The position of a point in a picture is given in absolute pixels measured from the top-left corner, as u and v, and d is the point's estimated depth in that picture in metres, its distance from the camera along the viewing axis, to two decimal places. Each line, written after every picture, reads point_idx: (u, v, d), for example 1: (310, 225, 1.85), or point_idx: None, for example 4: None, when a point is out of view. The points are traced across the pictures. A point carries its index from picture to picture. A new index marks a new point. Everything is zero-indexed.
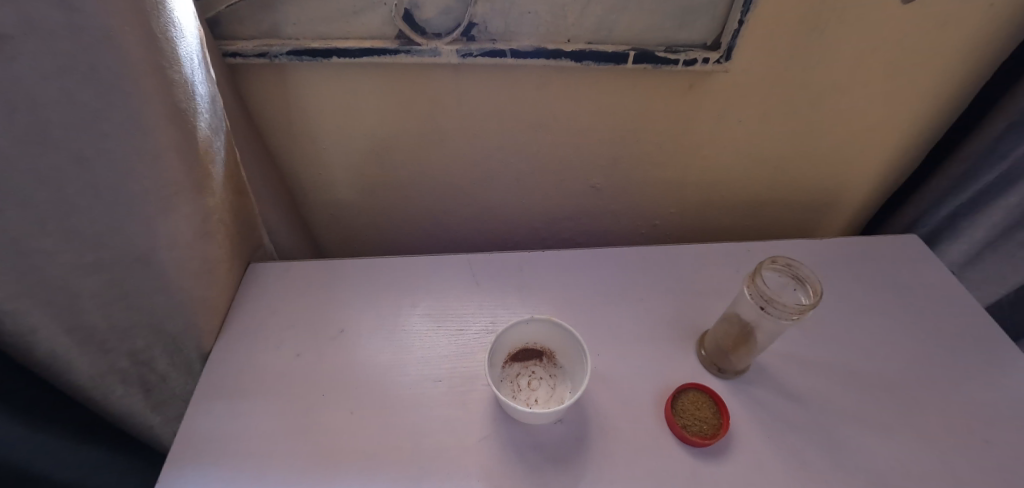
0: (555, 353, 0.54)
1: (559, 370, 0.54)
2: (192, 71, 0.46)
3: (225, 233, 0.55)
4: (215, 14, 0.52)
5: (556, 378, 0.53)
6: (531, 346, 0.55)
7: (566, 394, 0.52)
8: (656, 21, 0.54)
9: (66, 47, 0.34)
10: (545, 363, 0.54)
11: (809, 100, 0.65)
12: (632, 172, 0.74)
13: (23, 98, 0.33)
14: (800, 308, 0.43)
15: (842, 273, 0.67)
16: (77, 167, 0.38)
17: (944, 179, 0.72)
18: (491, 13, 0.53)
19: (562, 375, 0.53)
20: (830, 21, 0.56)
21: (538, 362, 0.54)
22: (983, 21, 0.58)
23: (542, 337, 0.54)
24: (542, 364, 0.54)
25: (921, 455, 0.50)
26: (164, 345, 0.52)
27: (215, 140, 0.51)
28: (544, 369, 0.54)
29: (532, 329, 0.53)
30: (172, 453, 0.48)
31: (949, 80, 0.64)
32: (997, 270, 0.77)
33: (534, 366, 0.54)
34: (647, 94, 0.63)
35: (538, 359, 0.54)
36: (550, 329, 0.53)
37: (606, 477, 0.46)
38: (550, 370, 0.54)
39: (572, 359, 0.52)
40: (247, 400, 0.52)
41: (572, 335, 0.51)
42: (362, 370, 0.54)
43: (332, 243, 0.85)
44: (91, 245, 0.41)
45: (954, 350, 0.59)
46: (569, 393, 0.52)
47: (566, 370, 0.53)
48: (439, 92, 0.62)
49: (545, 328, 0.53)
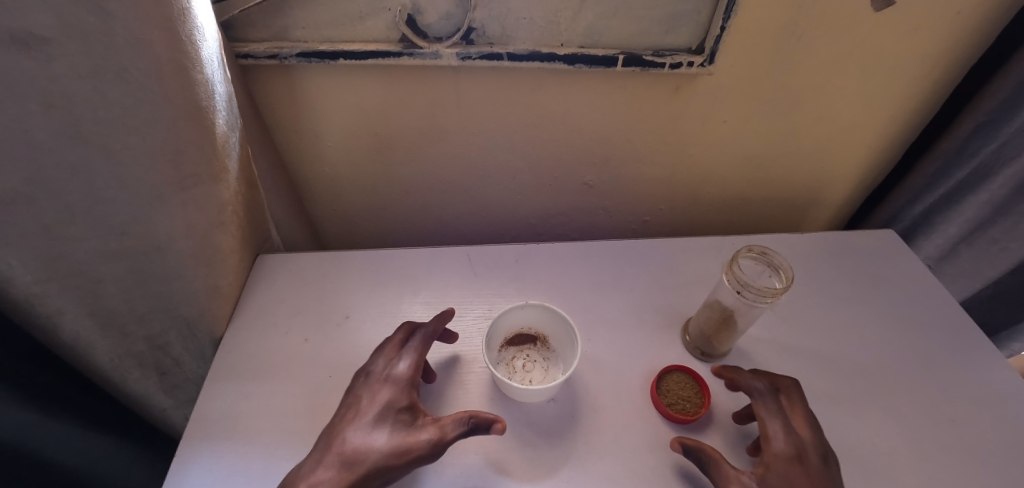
0: (548, 338, 0.58)
1: (552, 353, 0.57)
2: (211, 72, 0.49)
3: (237, 224, 0.58)
4: (228, 18, 0.55)
5: (549, 360, 0.57)
6: (525, 331, 0.58)
7: (558, 375, 0.55)
8: (644, 27, 0.58)
9: (99, 49, 0.37)
10: (539, 347, 0.58)
11: (789, 101, 0.69)
12: (623, 169, 0.77)
13: (60, 96, 0.36)
14: (773, 291, 0.46)
15: (822, 265, 0.71)
16: (106, 160, 0.41)
17: (919, 177, 0.75)
18: (488, 18, 0.56)
19: (555, 358, 0.57)
20: (807, 27, 0.60)
21: (533, 346, 0.58)
22: (950, 28, 0.62)
23: (536, 322, 0.57)
24: (536, 348, 0.58)
25: (889, 432, 0.53)
26: (178, 330, 0.55)
27: (230, 137, 0.54)
28: (538, 352, 0.57)
29: (526, 314, 0.56)
30: (188, 430, 0.51)
31: (921, 83, 0.68)
32: (971, 265, 0.81)
33: (528, 350, 0.57)
34: (637, 95, 0.67)
35: (532, 343, 0.58)
36: (543, 314, 0.56)
37: (595, 451, 0.50)
38: (543, 353, 0.57)
39: (564, 342, 0.56)
40: (257, 381, 0.55)
41: (562, 319, 0.54)
42: (366, 354, 0.57)
43: (335, 237, 0.88)
44: (115, 233, 0.44)
45: (925, 337, 0.63)
46: (561, 374, 0.55)
47: (559, 353, 0.57)
48: (439, 93, 0.65)
49: (539, 313, 0.56)
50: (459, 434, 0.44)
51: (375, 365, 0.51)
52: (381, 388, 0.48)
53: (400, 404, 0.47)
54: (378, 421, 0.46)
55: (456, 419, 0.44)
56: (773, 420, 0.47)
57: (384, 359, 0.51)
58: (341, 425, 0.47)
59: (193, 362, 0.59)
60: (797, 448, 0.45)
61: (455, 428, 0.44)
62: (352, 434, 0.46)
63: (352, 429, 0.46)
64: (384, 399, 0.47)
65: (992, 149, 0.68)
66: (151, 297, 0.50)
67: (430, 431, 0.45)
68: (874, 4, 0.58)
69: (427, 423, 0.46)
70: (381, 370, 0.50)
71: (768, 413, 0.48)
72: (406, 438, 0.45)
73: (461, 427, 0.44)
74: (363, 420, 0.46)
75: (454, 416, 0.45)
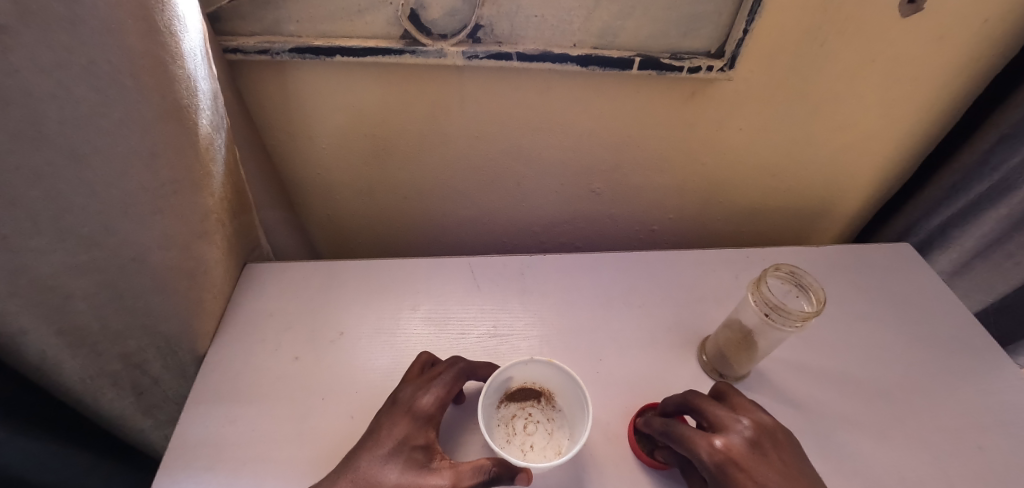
0: (553, 394, 0.50)
1: (558, 414, 0.49)
2: (194, 67, 0.45)
3: (223, 232, 0.54)
4: (215, 9, 0.50)
5: (554, 423, 0.49)
6: (529, 385, 0.50)
7: (564, 444, 0.47)
8: (661, 28, 0.55)
9: (64, 39, 0.33)
10: (544, 405, 0.50)
11: (808, 109, 0.66)
12: (632, 177, 0.74)
13: (17, 92, 0.32)
14: (804, 315, 0.43)
15: (839, 280, 0.68)
16: (73, 165, 0.36)
17: (937, 188, 0.73)
18: (497, 16, 0.53)
19: (561, 420, 0.49)
20: (830, 32, 0.57)
21: (536, 404, 0.50)
22: (977, 36, 0.59)
23: (542, 376, 0.50)
24: (540, 406, 0.50)
25: (916, 458, 0.51)
26: (157, 348, 0.51)
27: (215, 138, 0.50)
28: (542, 411, 0.49)
29: (532, 368, 0.49)
30: (166, 459, 0.47)
31: (943, 93, 0.65)
32: (985, 278, 0.79)
33: (531, 408, 0.49)
34: (651, 99, 0.63)
35: (536, 400, 0.50)
36: (550, 370, 0.49)
37: (610, 481, 0.46)
38: (548, 413, 0.49)
39: (573, 402, 0.48)
40: (243, 404, 0.51)
41: (573, 378, 0.47)
42: (362, 375, 0.53)
43: (328, 243, 0.83)
44: (84, 244, 0.40)
45: (947, 356, 0.60)
46: (567, 443, 0.47)
47: (565, 414, 0.49)
48: (441, 94, 0.61)
49: (547, 368, 0.49)
50: (476, 484, 0.39)
51: (403, 392, 0.47)
52: (403, 418, 0.45)
53: (418, 440, 0.43)
54: (393, 453, 0.42)
55: (475, 467, 0.39)
56: (691, 438, 0.41)
57: (412, 387, 0.47)
58: (358, 451, 0.43)
59: (174, 380, 0.55)
60: (729, 455, 0.40)
61: (471, 476, 0.39)
62: (365, 463, 0.42)
63: (365, 458, 0.42)
64: (403, 432, 0.44)
65: (1015, 162, 0.65)
66: (126, 313, 0.46)
67: (444, 475, 0.40)
68: (902, 10, 0.55)
69: (444, 467, 0.41)
70: (407, 397, 0.46)
71: (682, 434, 0.42)
72: (418, 479, 0.40)
73: (479, 477, 0.39)
74: (378, 450, 0.42)
75: (474, 464, 0.40)
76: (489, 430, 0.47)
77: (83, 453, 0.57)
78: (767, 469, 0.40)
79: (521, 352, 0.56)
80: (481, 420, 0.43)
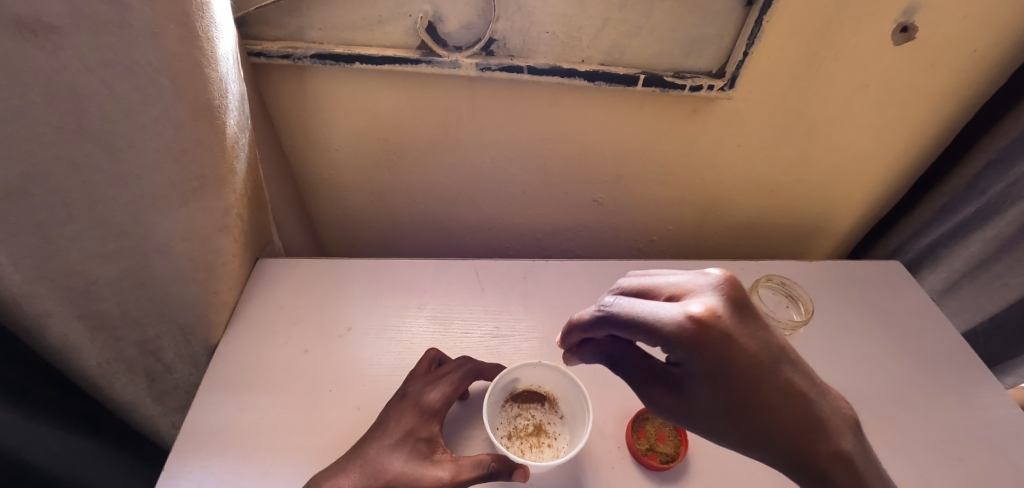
0: (557, 399, 0.52)
1: (559, 419, 0.51)
2: (226, 70, 0.47)
3: (241, 227, 0.56)
4: (243, 14, 0.53)
5: (556, 426, 0.50)
6: (535, 388, 0.52)
7: (563, 448, 0.49)
8: (666, 48, 0.57)
9: (112, 42, 0.35)
10: (547, 408, 0.52)
11: (804, 128, 0.69)
12: (635, 189, 0.77)
13: (64, 88, 0.34)
14: (792, 324, 0.49)
15: (831, 294, 0.70)
16: (109, 157, 0.39)
17: (927, 210, 0.77)
18: (510, 30, 0.55)
19: (562, 425, 0.51)
20: (826, 57, 0.60)
21: (539, 407, 0.52)
22: (965, 65, 0.62)
23: (547, 380, 0.52)
24: (543, 409, 0.52)
25: (896, 467, 0.53)
26: (172, 336, 0.53)
27: (239, 137, 0.52)
28: (545, 415, 0.51)
29: (538, 371, 0.51)
30: (178, 442, 0.48)
31: (933, 117, 0.68)
32: (974, 298, 0.81)
33: (533, 410, 0.51)
34: (654, 115, 0.66)
35: (540, 403, 0.52)
36: (556, 375, 0.51)
37: (602, 479, 0.48)
38: (550, 417, 0.51)
39: (575, 408, 0.50)
40: (253, 393, 0.53)
41: (577, 384, 0.49)
42: (368, 369, 0.56)
43: (336, 242, 0.86)
44: (114, 233, 0.42)
45: (931, 369, 0.63)
46: (565, 447, 0.49)
47: (567, 419, 0.51)
48: (455, 102, 0.64)
49: (554, 373, 0.51)
50: (475, 477, 0.41)
51: (411, 387, 0.49)
52: (410, 411, 0.47)
53: (422, 433, 0.46)
54: (398, 443, 0.44)
55: (475, 461, 0.42)
56: (658, 316, 0.31)
57: (419, 383, 0.49)
58: (368, 440, 0.46)
59: (186, 369, 0.57)
60: (711, 327, 0.30)
61: (471, 470, 0.41)
62: (372, 451, 0.44)
63: (373, 446, 0.44)
64: (409, 424, 0.46)
65: (1001, 188, 0.68)
66: (147, 300, 0.48)
67: (445, 468, 0.42)
68: (894, 38, 0.58)
69: (445, 460, 0.43)
70: (415, 391, 0.49)
71: (645, 316, 0.31)
72: (421, 469, 0.42)
73: (478, 471, 0.41)
74: (385, 440, 0.45)
75: (474, 458, 0.42)
76: (492, 426, 0.49)
77: (91, 441, 0.58)
78: (753, 336, 0.31)
79: (523, 353, 0.58)
80: (485, 420, 0.45)
